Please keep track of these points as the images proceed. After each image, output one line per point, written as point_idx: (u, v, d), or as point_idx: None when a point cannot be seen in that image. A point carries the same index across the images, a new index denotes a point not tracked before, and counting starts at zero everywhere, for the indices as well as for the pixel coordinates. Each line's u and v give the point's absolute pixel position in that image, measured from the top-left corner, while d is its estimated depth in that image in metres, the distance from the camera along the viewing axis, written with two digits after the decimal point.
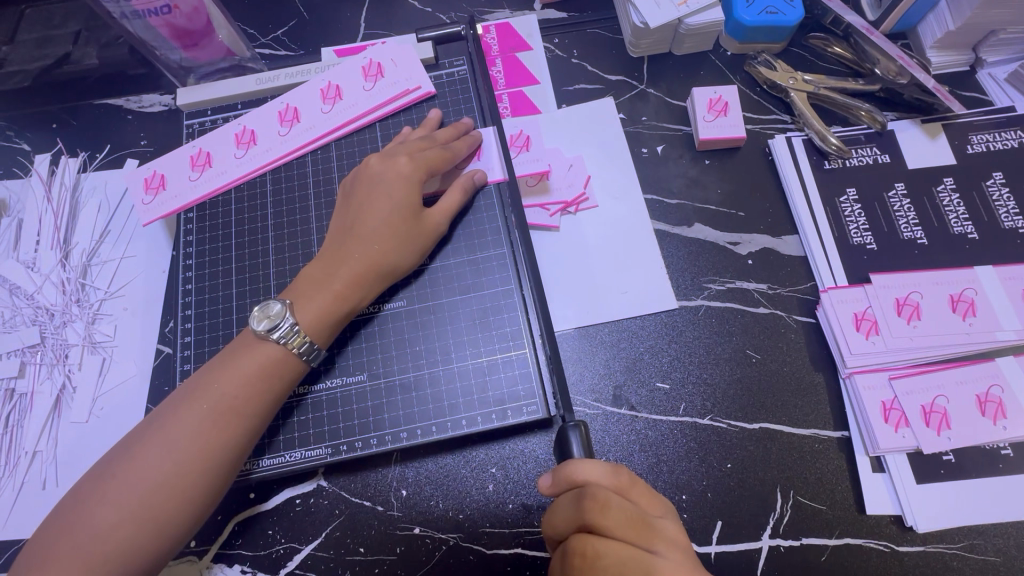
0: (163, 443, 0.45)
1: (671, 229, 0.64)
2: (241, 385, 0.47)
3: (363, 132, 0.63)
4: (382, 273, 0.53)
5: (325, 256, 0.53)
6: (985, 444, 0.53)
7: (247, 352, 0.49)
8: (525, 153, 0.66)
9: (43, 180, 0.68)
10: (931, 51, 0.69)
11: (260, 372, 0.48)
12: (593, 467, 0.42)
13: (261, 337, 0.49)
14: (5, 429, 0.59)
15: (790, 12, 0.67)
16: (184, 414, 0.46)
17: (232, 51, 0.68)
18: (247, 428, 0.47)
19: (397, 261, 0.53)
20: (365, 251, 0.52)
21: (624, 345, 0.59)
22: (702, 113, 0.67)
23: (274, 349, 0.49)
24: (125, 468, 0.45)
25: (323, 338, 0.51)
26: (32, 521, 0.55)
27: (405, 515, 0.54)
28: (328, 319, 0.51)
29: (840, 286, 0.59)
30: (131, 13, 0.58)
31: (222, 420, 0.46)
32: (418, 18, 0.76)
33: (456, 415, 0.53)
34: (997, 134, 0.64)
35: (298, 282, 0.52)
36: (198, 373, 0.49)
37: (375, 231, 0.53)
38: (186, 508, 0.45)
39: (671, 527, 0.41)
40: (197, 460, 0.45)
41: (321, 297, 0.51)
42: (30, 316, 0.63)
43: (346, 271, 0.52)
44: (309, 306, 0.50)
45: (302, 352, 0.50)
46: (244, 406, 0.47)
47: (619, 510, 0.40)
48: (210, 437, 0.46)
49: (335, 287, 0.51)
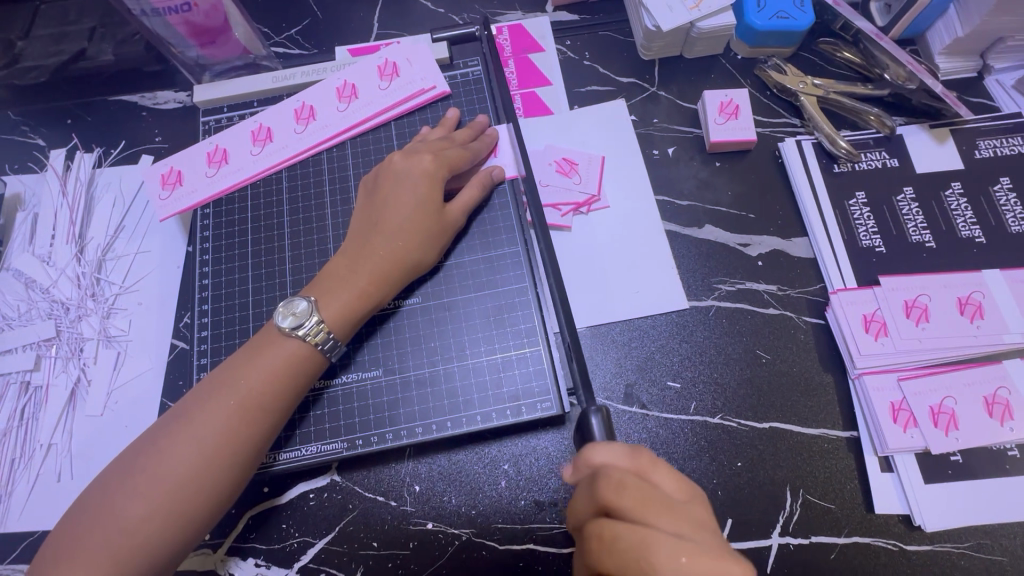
0: (187, 437, 0.46)
1: (681, 229, 0.65)
2: (265, 381, 0.48)
3: (379, 131, 0.64)
4: (403, 272, 0.53)
5: (347, 253, 0.54)
6: (991, 445, 0.54)
7: (271, 348, 0.49)
8: (539, 153, 0.67)
9: (58, 175, 0.69)
10: (940, 57, 0.69)
11: (283, 369, 0.48)
12: (609, 450, 0.39)
13: (284, 333, 0.49)
14: (21, 421, 0.60)
15: (801, 17, 0.68)
16: (208, 408, 0.47)
17: (248, 50, 0.69)
18: (270, 423, 0.48)
19: (417, 259, 0.54)
20: (388, 249, 0.53)
21: (635, 344, 0.60)
22: (713, 115, 0.67)
23: (298, 345, 0.49)
24: (150, 461, 0.45)
25: (345, 333, 0.51)
26: (47, 513, 0.56)
27: (418, 510, 0.54)
28: (351, 316, 0.51)
29: (849, 288, 0.60)
30: (151, 11, 0.59)
31: (246, 415, 0.47)
32: (430, 19, 0.77)
33: (471, 411, 0.54)
34: (1005, 139, 0.65)
35: (319, 280, 0.53)
36: (221, 368, 0.49)
37: (395, 228, 0.53)
38: (210, 501, 0.46)
39: (698, 513, 0.38)
40: (221, 455, 0.46)
41: (344, 295, 0.51)
42: (46, 310, 0.64)
43: (369, 268, 0.52)
44: (332, 303, 0.51)
45: (325, 348, 0.50)
46: (268, 401, 0.48)
47: (634, 493, 0.37)
48: (235, 432, 0.46)
49: (357, 284, 0.52)
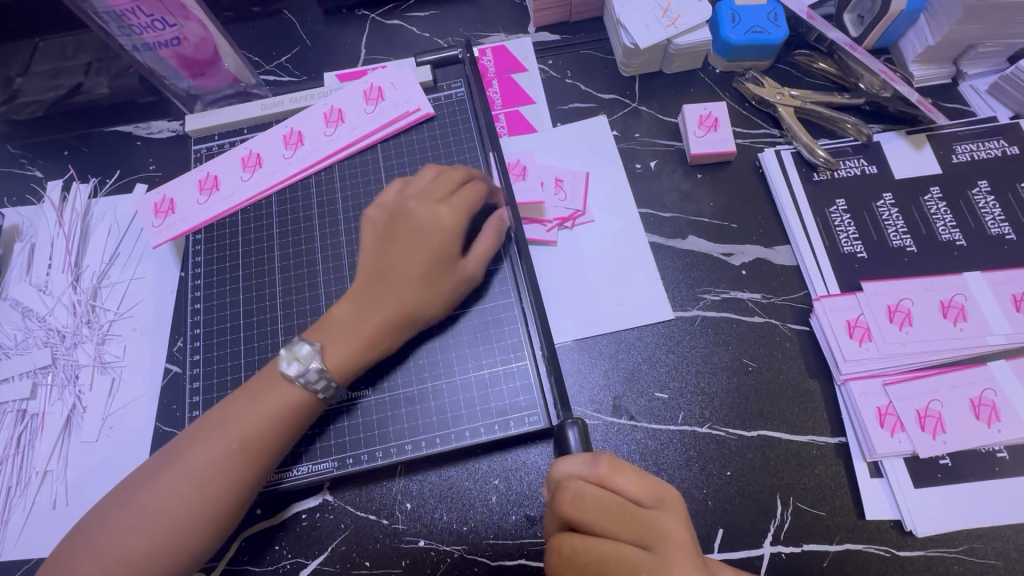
0: (185, 469, 0.47)
1: (665, 241, 0.66)
2: (270, 420, 0.49)
3: (365, 153, 0.65)
4: (410, 317, 0.53)
5: (352, 300, 0.53)
6: (979, 448, 0.54)
7: (276, 390, 0.50)
8: (524, 181, 0.67)
9: (55, 206, 0.71)
10: (913, 65, 0.71)
11: (287, 409, 0.49)
12: (569, 462, 0.43)
13: (290, 379, 0.50)
14: (17, 449, 0.60)
15: (774, 31, 0.69)
16: (209, 444, 0.48)
17: (238, 77, 0.71)
18: (271, 459, 0.49)
19: (427, 307, 0.54)
20: (396, 294, 0.53)
21: (623, 356, 0.61)
22: (693, 129, 0.69)
23: (299, 391, 0.50)
24: (148, 492, 0.46)
25: (348, 378, 0.52)
26: (42, 541, 0.56)
27: (410, 528, 0.54)
28: (353, 361, 0.51)
29: (832, 294, 0.60)
30: (143, 46, 0.61)
31: (248, 451, 0.48)
32: (416, 43, 0.79)
33: (460, 426, 0.54)
34: (981, 143, 0.66)
35: (325, 326, 0.53)
36: (225, 404, 0.50)
37: (403, 276, 0.53)
38: (208, 532, 0.46)
39: (662, 520, 0.41)
40: (222, 489, 0.47)
41: (348, 343, 0.51)
42: (42, 338, 0.65)
43: (375, 315, 0.52)
44: (337, 351, 0.51)
45: (323, 391, 0.50)
46: (272, 439, 0.49)
47: (591, 502, 0.41)
48: (237, 468, 0.47)
49: (362, 333, 0.52)
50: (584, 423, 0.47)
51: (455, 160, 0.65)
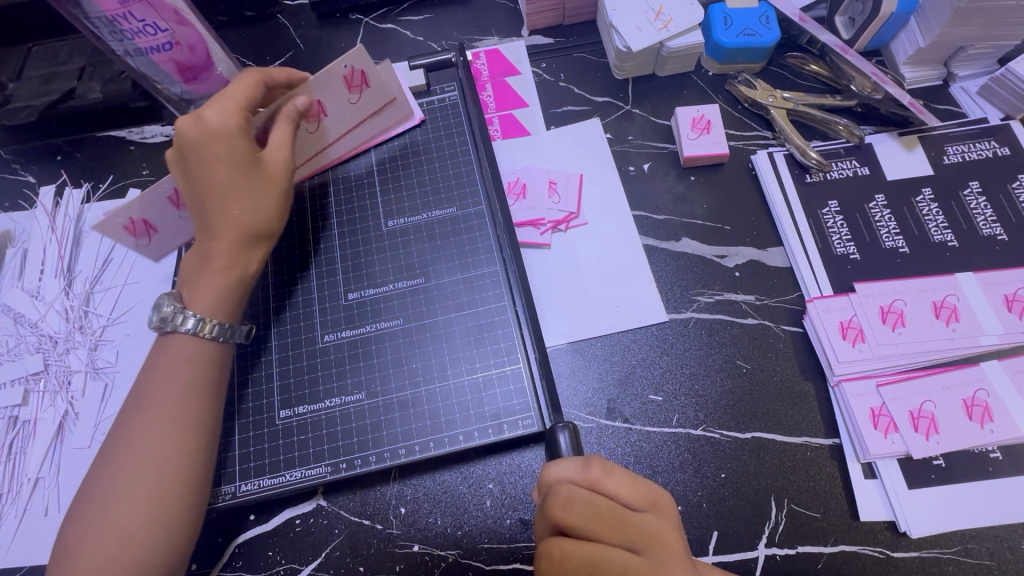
0: (137, 457, 0.47)
1: (659, 244, 0.66)
2: (189, 373, 0.50)
3: (359, 157, 0.65)
4: (259, 237, 0.54)
5: (195, 240, 0.53)
6: (973, 448, 0.54)
7: (171, 344, 0.51)
8: (522, 201, 0.67)
9: (47, 211, 0.70)
10: (904, 67, 0.71)
11: (193, 357, 0.51)
12: (560, 465, 0.43)
13: (164, 333, 0.51)
14: (8, 456, 0.60)
15: (766, 34, 0.70)
16: (146, 419, 0.48)
17: (231, 82, 0.71)
18: (206, 411, 0.50)
19: (265, 218, 0.54)
20: (226, 220, 0.52)
21: (617, 358, 0.61)
22: (686, 131, 0.69)
23: (187, 338, 0.51)
24: (111, 483, 0.47)
25: (230, 315, 0.53)
26: (34, 549, 0.56)
27: (404, 533, 0.54)
28: (222, 296, 0.53)
29: (825, 296, 0.61)
30: (135, 51, 0.60)
31: (178, 409, 0.49)
32: (410, 47, 0.79)
33: (453, 430, 0.54)
34: (973, 144, 0.67)
35: (183, 274, 0.54)
36: (139, 382, 0.51)
37: (230, 191, 0.52)
38: (180, 500, 0.47)
39: (651, 524, 0.41)
40: (169, 452, 0.47)
41: (209, 282, 0.52)
42: (34, 344, 0.64)
43: (218, 245, 0.52)
44: (202, 294, 0.52)
45: (217, 335, 0.52)
46: (197, 392, 0.50)
47: (581, 505, 0.41)
48: (174, 429, 0.48)
49: (218, 265, 0.52)
50: (576, 429, 0.48)
51: (448, 163, 0.65)
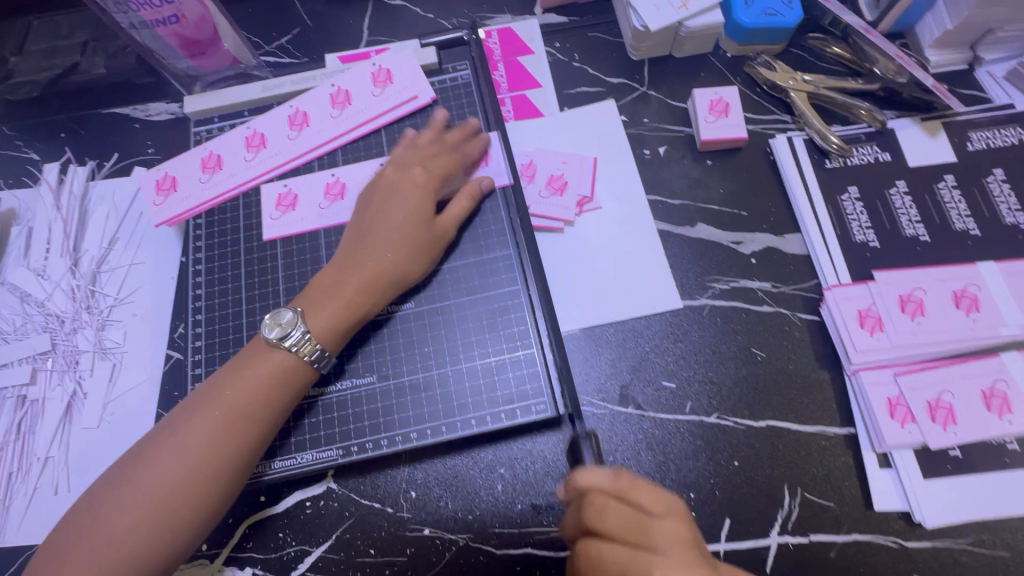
0: (177, 448, 0.46)
1: (675, 229, 0.65)
2: (250, 393, 0.48)
3: (369, 137, 0.64)
4: (391, 285, 0.53)
5: (334, 266, 0.54)
6: (991, 439, 0.53)
7: (258, 359, 0.49)
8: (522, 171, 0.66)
9: (52, 189, 0.69)
10: (930, 50, 0.69)
11: (269, 382, 0.48)
12: (591, 474, 0.42)
13: (270, 345, 0.50)
14: (17, 435, 0.60)
15: (788, 14, 0.68)
16: (195, 419, 0.47)
17: (238, 59, 0.69)
18: (255, 436, 0.48)
19: (406, 269, 0.54)
20: (377, 260, 0.53)
21: (630, 345, 0.60)
22: (703, 114, 0.67)
23: (284, 356, 0.49)
24: (139, 472, 0.45)
25: (335, 345, 0.51)
26: (44, 526, 0.56)
27: (415, 516, 0.54)
28: (339, 327, 0.51)
29: (843, 284, 0.60)
30: (139, 23, 0.59)
31: (231, 425, 0.47)
32: (420, 25, 0.77)
33: (466, 415, 0.53)
34: (997, 131, 0.65)
35: (309, 291, 0.53)
36: (209, 382, 0.50)
37: (391, 237, 0.53)
38: (198, 512, 0.45)
39: (672, 527, 0.41)
40: (208, 464, 0.46)
41: (330, 307, 0.51)
42: (41, 323, 0.64)
43: (355, 279, 0.52)
44: (320, 315, 0.51)
45: (313, 360, 0.50)
46: (252, 413, 0.48)
47: (614, 514, 0.41)
48: (220, 443, 0.46)
49: (343, 295, 0.52)
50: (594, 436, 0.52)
51: None
